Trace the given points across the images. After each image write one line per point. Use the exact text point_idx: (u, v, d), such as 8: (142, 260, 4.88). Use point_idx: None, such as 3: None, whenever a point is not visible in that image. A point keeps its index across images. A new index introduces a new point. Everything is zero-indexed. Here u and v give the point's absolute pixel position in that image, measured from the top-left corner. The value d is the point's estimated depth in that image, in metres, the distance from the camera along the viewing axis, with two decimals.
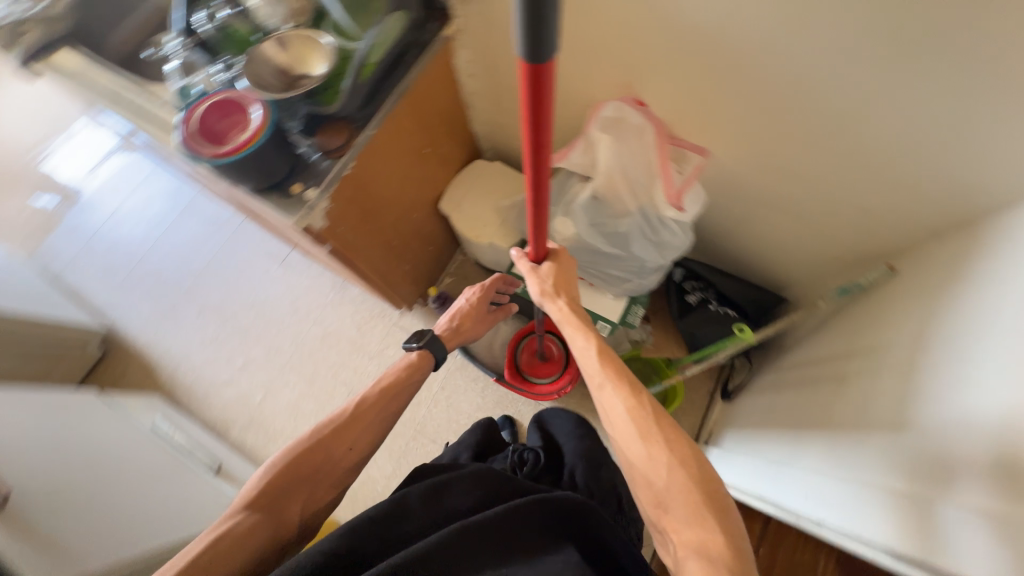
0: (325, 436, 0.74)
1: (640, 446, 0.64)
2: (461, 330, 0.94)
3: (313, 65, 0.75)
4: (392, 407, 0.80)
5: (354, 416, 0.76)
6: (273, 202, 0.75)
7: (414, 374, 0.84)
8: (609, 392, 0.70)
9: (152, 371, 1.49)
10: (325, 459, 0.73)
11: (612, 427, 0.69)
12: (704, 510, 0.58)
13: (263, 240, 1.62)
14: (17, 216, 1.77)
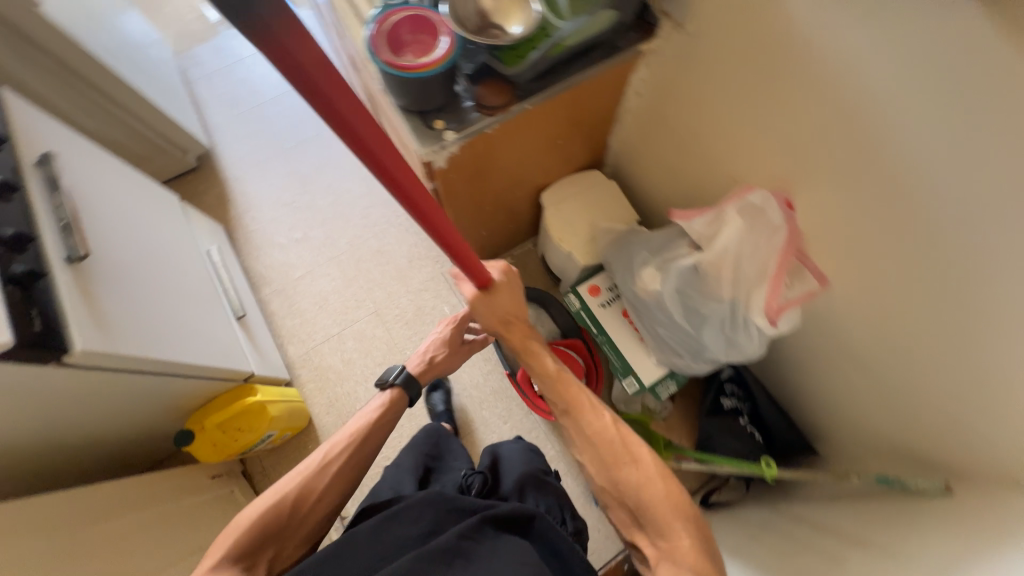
0: (295, 488, 0.87)
1: (616, 467, 0.82)
2: (434, 362, 1.11)
3: (510, 22, 0.73)
4: (361, 453, 0.96)
5: (326, 465, 0.91)
6: (412, 124, 0.78)
7: (383, 424, 1.02)
8: (584, 419, 0.87)
9: (224, 203, 1.59)
10: (299, 506, 0.86)
11: (589, 448, 0.85)
12: (678, 524, 0.75)
13: None
14: (183, 14, 1.89)
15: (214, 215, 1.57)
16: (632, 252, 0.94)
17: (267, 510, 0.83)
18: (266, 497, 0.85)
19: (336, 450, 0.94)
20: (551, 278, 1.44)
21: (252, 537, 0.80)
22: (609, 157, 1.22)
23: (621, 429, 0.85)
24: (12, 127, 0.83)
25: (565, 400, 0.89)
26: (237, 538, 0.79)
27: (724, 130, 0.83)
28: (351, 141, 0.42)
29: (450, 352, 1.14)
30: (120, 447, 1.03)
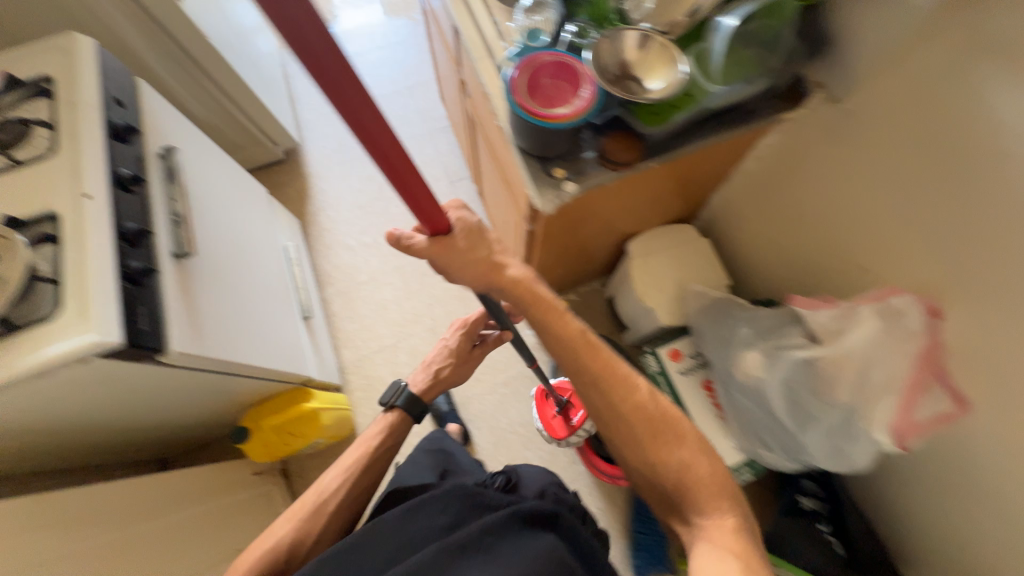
0: (290, 532, 0.90)
1: (656, 447, 0.79)
2: (439, 375, 1.17)
3: (652, 78, 0.69)
4: (356, 487, 1.00)
5: (329, 494, 0.97)
6: (532, 169, 0.75)
7: (384, 455, 1.06)
8: (619, 395, 0.81)
9: (303, 198, 1.62)
10: (299, 545, 0.90)
11: (628, 428, 0.80)
12: (720, 502, 0.75)
13: (450, 154, 1.68)
14: None
15: (293, 209, 1.61)
16: (730, 325, 0.90)
17: (269, 554, 0.86)
18: (270, 538, 0.88)
19: (331, 487, 0.98)
20: (617, 323, 1.38)
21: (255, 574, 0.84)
22: (704, 213, 1.15)
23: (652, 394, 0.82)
24: (144, 116, 0.85)
25: (599, 373, 0.81)
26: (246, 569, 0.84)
27: (862, 217, 0.75)
28: (334, 98, 0.42)
29: (456, 361, 1.20)
30: (178, 433, 1.04)
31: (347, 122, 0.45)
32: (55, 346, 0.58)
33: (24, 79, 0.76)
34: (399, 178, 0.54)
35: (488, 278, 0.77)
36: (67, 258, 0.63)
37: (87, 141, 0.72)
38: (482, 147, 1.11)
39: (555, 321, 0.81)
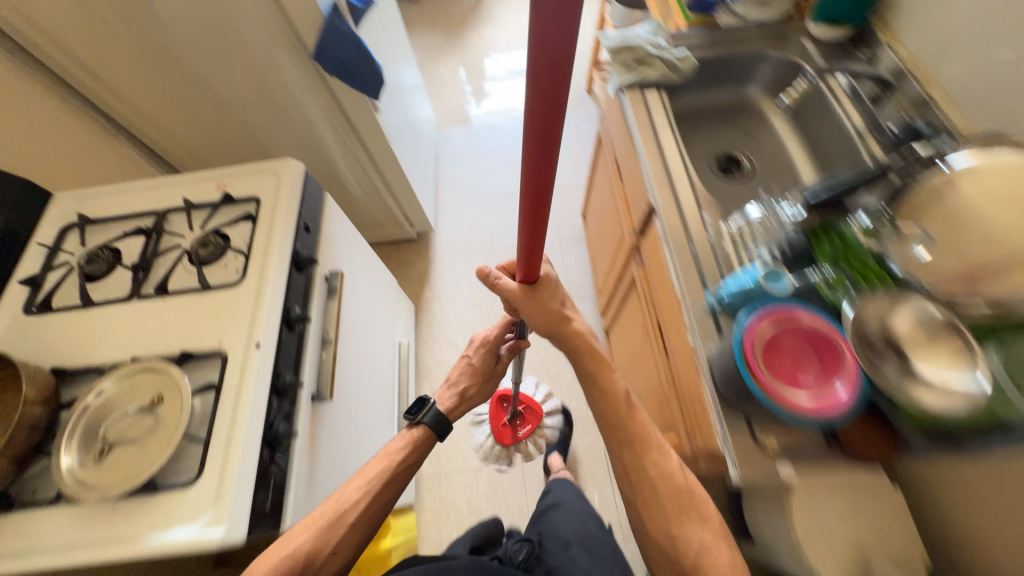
0: (309, 541, 0.68)
1: (677, 523, 0.66)
2: (466, 395, 0.99)
3: (931, 363, 0.52)
4: (384, 502, 0.79)
5: (347, 501, 0.74)
6: (730, 421, 0.60)
7: (407, 468, 0.84)
8: (647, 458, 0.71)
9: (422, 282, 1.63)
10: (315, 555, 0.68)
11: (644, 495, 0.70)
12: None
13: (576, 269, 1.61)
14: (454, 98, 2.11)
15: (412, 292, 1.62)
16: None
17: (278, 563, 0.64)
18: (286, 543, 0.67)
19: (353, 498, 0.75)
20: None
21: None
22: None
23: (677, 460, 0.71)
24: (323, 240, 0.86)
25: (633, 429, 0.72)
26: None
27: None
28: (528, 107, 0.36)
29: (480, 380, 1.01)
30: None
31: (530, 90, 0.35)
32: (177, 530, 0.54)
33: (237, 197, 0.80)
34: (531, 209, 0.47)
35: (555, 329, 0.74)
36: (218, 420, 0.60)
37: (273, 278, 0.72)
38: (635, 312, 1.00)
39: (590, 386, 0.77)
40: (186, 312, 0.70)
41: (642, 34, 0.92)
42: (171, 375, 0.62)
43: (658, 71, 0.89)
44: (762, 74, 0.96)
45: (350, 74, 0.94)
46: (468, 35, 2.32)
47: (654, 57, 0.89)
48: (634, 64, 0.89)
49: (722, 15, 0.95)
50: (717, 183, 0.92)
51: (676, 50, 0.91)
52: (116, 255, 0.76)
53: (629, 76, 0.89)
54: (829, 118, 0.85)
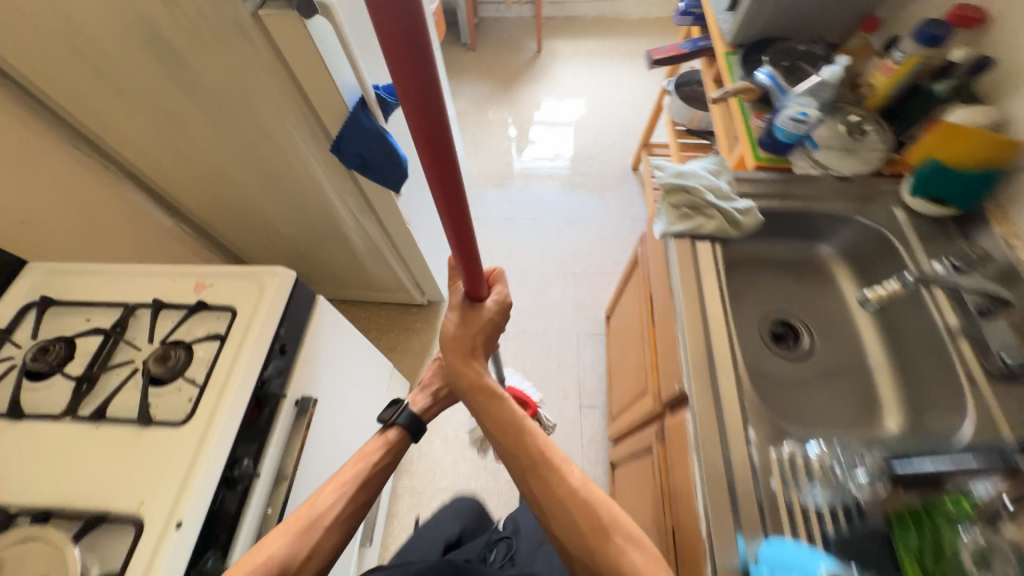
0: (284, 546, 0.61)
1: (601, 542, 0.62)
2: (440, 396, 0.93)
3: None
4: (360, 507, 0.71)
5: (323, 508, 0.67)
6: None
7: (386, 471, 0.77)
8: (549, 475, 0.67)
9: (425, 353, 1.52)
10: (294, 560, 0.61)
11: (558, 520, 0.64)
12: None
13: (591, 368, 1.48)
14: (493, 155, 2.05)
15: (411, 363, 1.51)
16: None
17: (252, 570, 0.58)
18: (252, 558, 0.59)
19: (329, 500, 0.68)
20: None
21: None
22: None
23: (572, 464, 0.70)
24: (303, 359, 0.75)
25: (531, 451, 0.69)
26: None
27: None
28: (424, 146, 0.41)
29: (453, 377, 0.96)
30: None
31: (415, 128, 0.39)
32: None
33: (212, 306, 0.71)
34: (455, 228, 0.53)
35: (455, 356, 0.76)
36: None
37: (225, 422, 0.61)
38: (646, 478, 0.85)
39: (491, 403, 0.74)
40: (117, 450, 0.60)
41: (702, 174, 0.80)
42: (65, 556, 0.51)
43: (714, 222, 0.75)
44: (839, 235, 0.82)
45: (372, 168, 0.86)
46: (517, 92, 2.26)
47: (711, 205, 0.76)
48: (688, 209, 0.77)
49: (796, 156, 0.83)
50: (767, 358, 0.78)
51: (737, 199, 0.78)
52: (70, 350, 0.68)
53: (680, 223, 0.76)
54: (917, 312, 0.71)
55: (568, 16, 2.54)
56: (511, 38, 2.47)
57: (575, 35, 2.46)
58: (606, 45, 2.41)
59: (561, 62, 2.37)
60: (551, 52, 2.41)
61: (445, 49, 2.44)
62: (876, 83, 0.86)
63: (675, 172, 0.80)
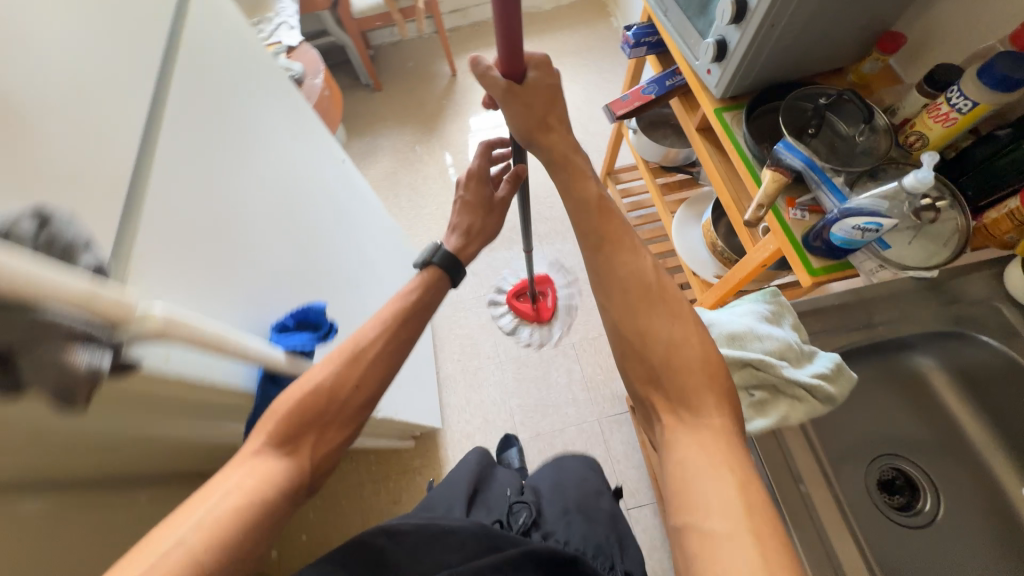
0: (330, 375, 0.61)
1: (667, 327, 0.59)
2: (474, 232, 0.86)
3: None
4: (399, 344, 0.70)
5: (360, 347, 0.66)
6: None
7: (411, 325, 0.73)
8: (623, 259, 0.63)
9: None
10: (342, 384, 0.62)
11: (622, 300, 0.61)
12: (713, 406, 0.54)
13: (625, 453, 1.31)
14: (440, 218, 1.76)
15: None
16: None
17: (303, 384, 0.59)
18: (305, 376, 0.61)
19: (369, 335, 0.67)
20: None
21: (291, 423, 0.57)
22: None
23: (633, 236, 0.65)
24: None
25: (599, 229, 0.65)
26: (274, 421, 0.56)
27: None
28: None
29: (484, 213, 0.87)
30: None
31: None
32: None
33: None
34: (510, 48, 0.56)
35: (531, 139, 0.67)
36: None
37: None
38: None
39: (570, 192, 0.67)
40: None
41: (763, 331, 0.59)
42: None
43: (803, 407, 0.55)
44: (945, 349, 0.65)
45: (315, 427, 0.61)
46: (444, 131, 1.96)
47: (792, 381, 0.55)
48: (760, 392, 0.57)
49: (858, 255, 0.63)
50: (892, 533, 0.62)
51: (816, 353, 0.58)
52: None
53: (756, 416, 0.56)
54: None
55: (474, 22, 2.21)
56: (418, 65, 2.12)
57: (488, 44, 2.15)
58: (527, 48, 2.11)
59: None
60: (468, 73, 2.09)
61: (346, 96, 2.07)
62: (928, 132, 0.67)
63: (726, 335, 0.59)
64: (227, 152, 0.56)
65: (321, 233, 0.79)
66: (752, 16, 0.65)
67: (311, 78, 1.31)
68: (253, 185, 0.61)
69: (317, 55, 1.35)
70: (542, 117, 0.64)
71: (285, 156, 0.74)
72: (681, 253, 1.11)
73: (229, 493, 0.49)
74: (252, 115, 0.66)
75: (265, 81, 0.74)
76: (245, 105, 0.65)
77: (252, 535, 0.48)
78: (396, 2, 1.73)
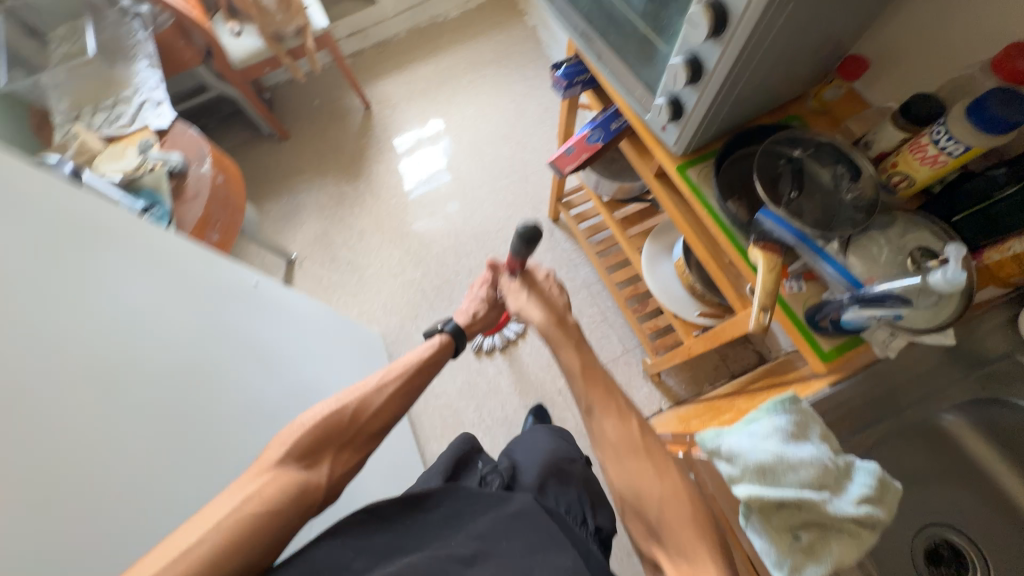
0: (352, 403, 0.69)
1: (656, 482, 0.55)
2: (484, 315, 0.90)
3: None
4: (415, 386, 0.77)
5: (379, 388, 0.73)
6: None
7: (419, 378, 0.78)
8: (609, 420, 0.60)
9: None
10: (361, 412, 0.70)
11: (609, 457, 0.58)
12: (709, 560, 0.49)
13: None
14: (388, 276, 1.59)
15: None
16: None
17: (330, 410, 0.67)
18: (331, 403, 0.69)
19: (387, 371, 0.76)
20: None
21: (311, 441, 0.64)
22: None
23: (609, 377, 0.65)
24: None
25: (580, 378, 0.64)
26: (296, 438, 0.63)
27: None
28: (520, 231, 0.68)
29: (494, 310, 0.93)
30: None
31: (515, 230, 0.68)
32: None
33: None
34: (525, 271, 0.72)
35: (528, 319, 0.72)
36: None
37: None
38: None
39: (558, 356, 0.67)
40: None
41: (793, 456, 0.50)
42: None
43: (853, 545, 0.48)
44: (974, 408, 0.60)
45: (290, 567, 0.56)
46: (370, 174, 1.77)
47: (839, 517, 0.48)
48: (806, 531, 0.49)
49: (872, 329, 0.55)
50: None
51: (853, 466, 0.51)
52: None
53: (808, 563, 0.48)
54: None
55: (377, 43, 1.99)
56: (324, 102, 1.88)
57: (399, 66, 1.94)
58: (442, 65, 1.92)
59: (401, 110, 1.87)
60: (383, 102, 1.88)
61: (248, 151, 1.81)
62: (913, 172, 0.60)
63: (756, 468, 0.51)
64: (19, 493, 0.41)
65: (226, 432, 0.66)
66: (709, 79, 0.54)
67: (196, 165, 1.10)
68: (82, 488, 0.46)
69: (196, 135, 1.12)
70: (547, 303, 0.72)
71: (157, 373, 0.59)
72: (657, 295, 1.02)
73: (244, 498, 0.55)
74: (88, 374, 0.51)
75: (100, 284, 0.56)
76: (67, 365, 0.49)
77: (259, 532, 0.54)
78: (281, 43, 1.50)
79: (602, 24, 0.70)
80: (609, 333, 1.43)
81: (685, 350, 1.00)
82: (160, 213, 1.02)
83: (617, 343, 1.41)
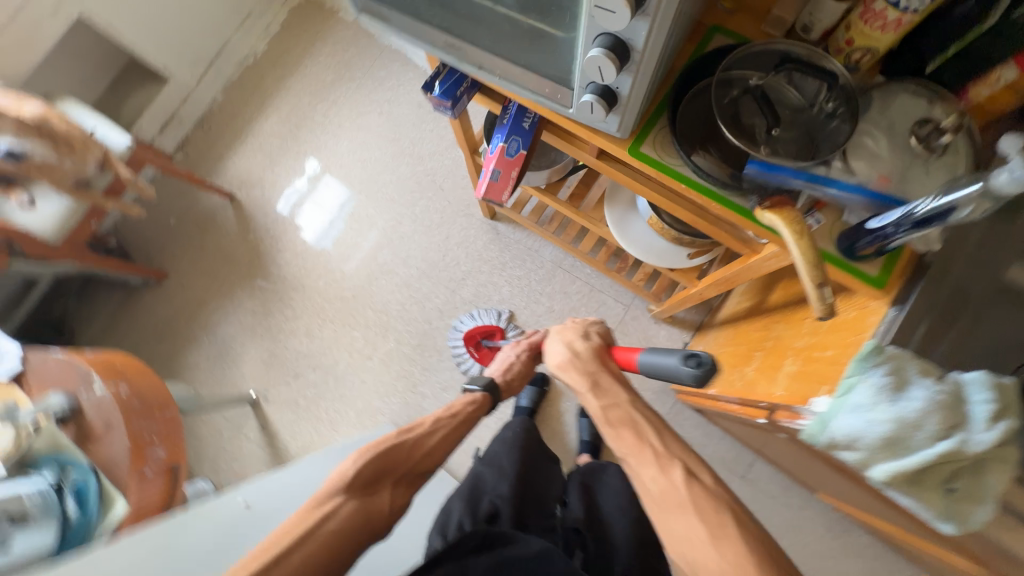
0: (412, 437, 0.67)
1: (711, 550, 0.49)
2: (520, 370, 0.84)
3: None
4: (465, 423, 0.73)
5: (435, 424, 0.70)
6: None
7: (464, 425, 0.73)
8: (647, 470, 0.55)
9: None
10: (417, 448, 0.67)
11: (656, 516, 0.53)
12: None
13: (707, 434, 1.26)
14: (360, 360, 1.44)
15: None
16: None
17: (389, 439, 0.65)
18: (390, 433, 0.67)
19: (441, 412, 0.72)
20: None
21: (373, 470, 0.61)
22: None
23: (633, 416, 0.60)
24: None
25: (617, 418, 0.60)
26: (359, 467, 0.60)
27: None
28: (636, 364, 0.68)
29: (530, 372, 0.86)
30: None
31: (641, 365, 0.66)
32: None
33: None
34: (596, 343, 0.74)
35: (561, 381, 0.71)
36: None
37: None
38: None
39: (616, 436, 0.59)
40: None
41: (910, 413, 0.45)
42: None
43: (1004, 469, 0.44)
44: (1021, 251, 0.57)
45: None
46: (278, 266, 1.54)
47: (986, 453, 0.44)
48: (957, 477, 0.46)
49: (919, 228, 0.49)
50: None
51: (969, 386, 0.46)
52: None
53: (973, 506, 0.46)
54: None
55: (198, 121, 1.66)
56: (181, 216, 1.59)
57: (238, 136, 1.64)
58: (283, 111, 1.64)
59: (270, 182, 1.60)
60: (245, 184, 1.61)
61: (129, 314, 1.53)
62: (875, 42, 0.52)
63: (882, 445, 0.46)
64: None
65: None
66: (640, 58, 0.43)
67: (85, 391, 0.87)
68: None
69: (59, 360, 0.88)
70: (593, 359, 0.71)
71: None
72: (645, 259, 0.94)
73: (322, 517, 0.56)
74: None
75: None
76: None
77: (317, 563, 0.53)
78: (91, 188, 1.20)
79: (465, 27, 0.55)
80: (605, 300, 1.36)
81: (696, 297, 0.94)
82: (79, 473, 0.84)
83: (616, 304, 1.35)
